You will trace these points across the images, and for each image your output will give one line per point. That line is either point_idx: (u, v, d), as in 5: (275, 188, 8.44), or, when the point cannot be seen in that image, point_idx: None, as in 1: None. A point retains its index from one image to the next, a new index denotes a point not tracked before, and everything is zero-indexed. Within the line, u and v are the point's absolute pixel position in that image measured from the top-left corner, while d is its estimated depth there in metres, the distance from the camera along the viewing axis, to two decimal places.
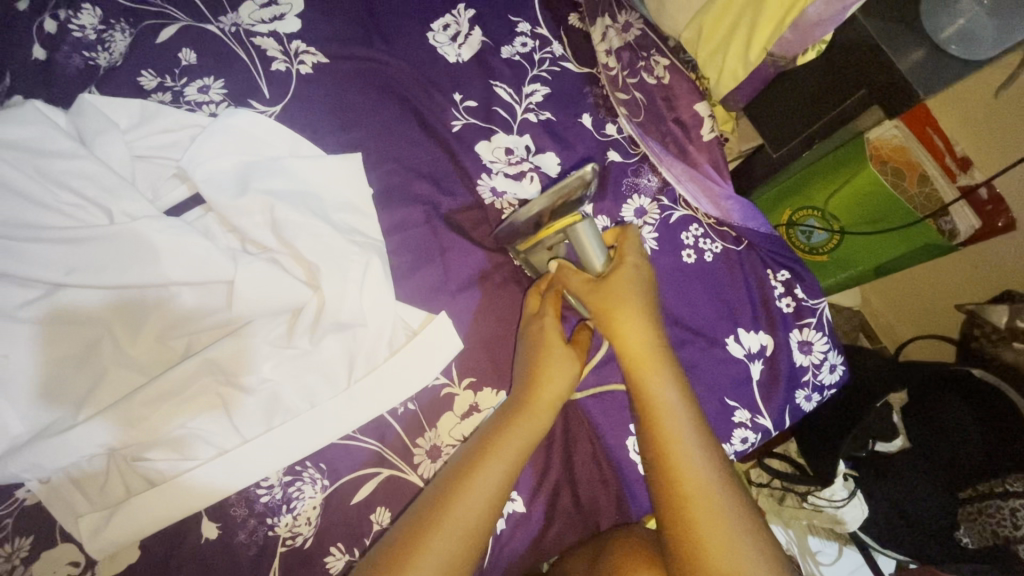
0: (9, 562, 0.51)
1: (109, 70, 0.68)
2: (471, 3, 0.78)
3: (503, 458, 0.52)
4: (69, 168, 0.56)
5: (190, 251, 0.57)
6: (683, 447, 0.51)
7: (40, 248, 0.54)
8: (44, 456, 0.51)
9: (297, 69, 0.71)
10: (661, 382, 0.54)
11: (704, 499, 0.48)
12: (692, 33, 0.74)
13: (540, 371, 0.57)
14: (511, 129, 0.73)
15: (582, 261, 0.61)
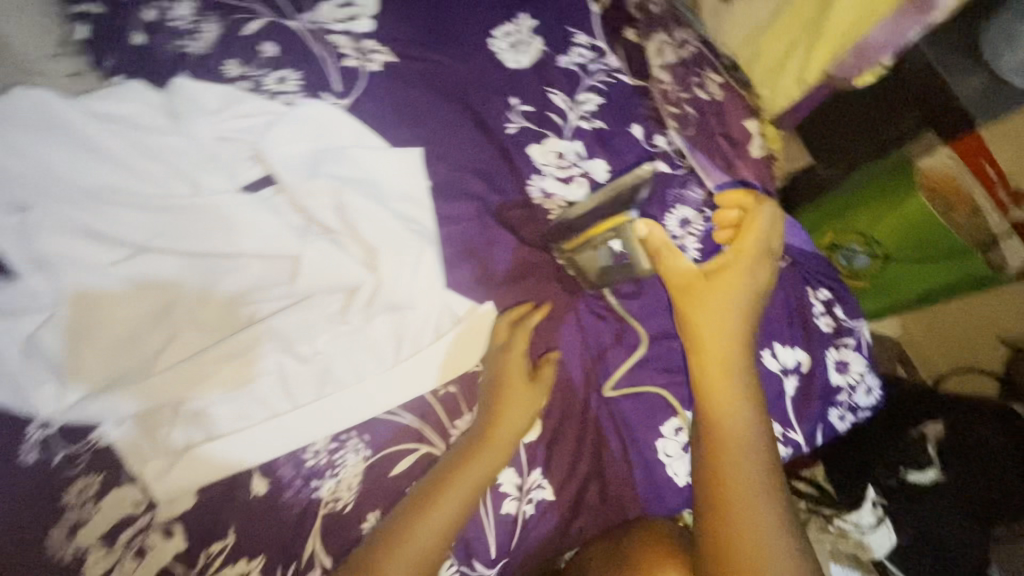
0: (80, 496, 0.56)
1: (200, 58, 0.73)
2: (534, 13, 0.82)
3: (464, 486, 0.57)
4: (164, 143, 0.63)
5: (264, 227, 0.63)
6: (743, 472, 0.55)
7: (135, 214, 0.60)
8: (125, 399, 0.57)
9: (366, 66, 0.76)
10: (731, 407, 0.58)
11: (753, 517, 0.52)
12: (749, 55, 0.83)
13: (500, 407, 0.61)
14: (564, 135, 0.76)
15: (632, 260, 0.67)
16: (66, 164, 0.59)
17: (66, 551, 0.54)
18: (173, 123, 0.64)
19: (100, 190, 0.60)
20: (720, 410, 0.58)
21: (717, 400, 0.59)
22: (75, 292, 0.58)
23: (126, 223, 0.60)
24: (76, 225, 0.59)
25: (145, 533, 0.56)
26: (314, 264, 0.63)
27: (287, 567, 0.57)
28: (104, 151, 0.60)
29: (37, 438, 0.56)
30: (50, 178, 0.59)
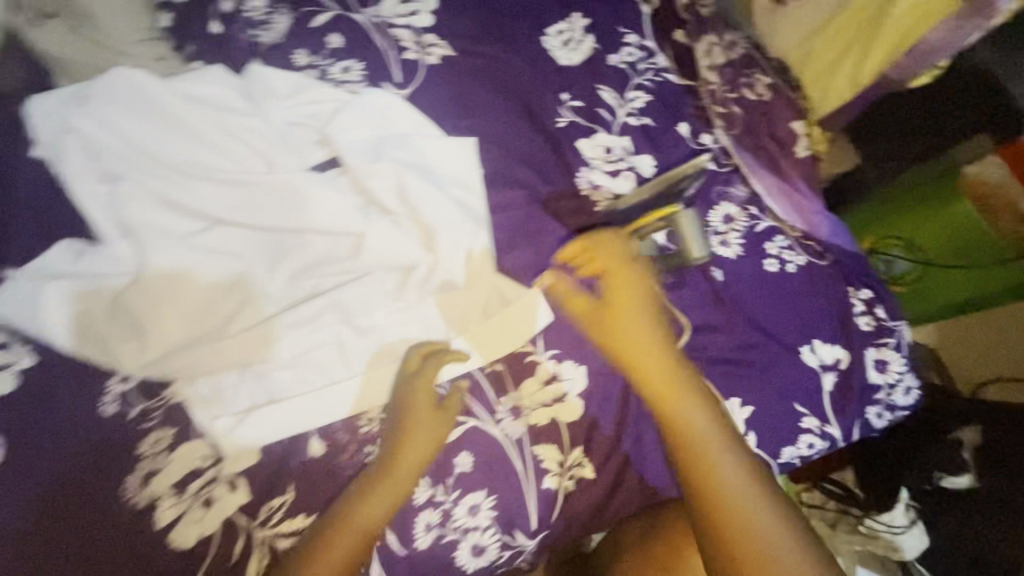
0: (155, 447, 0.60)
1: (272, 47, 0.77)
2: (586, 12, 0.84)
3: (367, 512, 0.57)
4: (245, 126, 0.67)
5: (332, 204, 0.66)
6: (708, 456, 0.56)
7: (213, 188, 0.65)
8: (200, 358, 0.62)
9: (425, 59, 0.79)
10: (678, 400, 0.59)
11: (746, 511, 0.53)
12: (801, 55, 0.86)
13: (402, 439, 0.60)
14: (612, 130, 0.79)
15: (678, 251, 0.70)
16: (156, 141, 0.64)
17: (141, 496, 0.59)
18: (252, 106, 0.69)
19: (185, 166, 0.65)
20: (672, 407, 0.59)
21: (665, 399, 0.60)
22: (159, 257, 0.62)
23: (207, 196, 0.65)
24: (160, 197, 0.63)
25: (213, 484, 0.60)
26: (375, 244, 0.66)
27: None
28: (189, 129, 0.65)
29: (117, 392, 0.61)
30: (142, 153, 0.64)
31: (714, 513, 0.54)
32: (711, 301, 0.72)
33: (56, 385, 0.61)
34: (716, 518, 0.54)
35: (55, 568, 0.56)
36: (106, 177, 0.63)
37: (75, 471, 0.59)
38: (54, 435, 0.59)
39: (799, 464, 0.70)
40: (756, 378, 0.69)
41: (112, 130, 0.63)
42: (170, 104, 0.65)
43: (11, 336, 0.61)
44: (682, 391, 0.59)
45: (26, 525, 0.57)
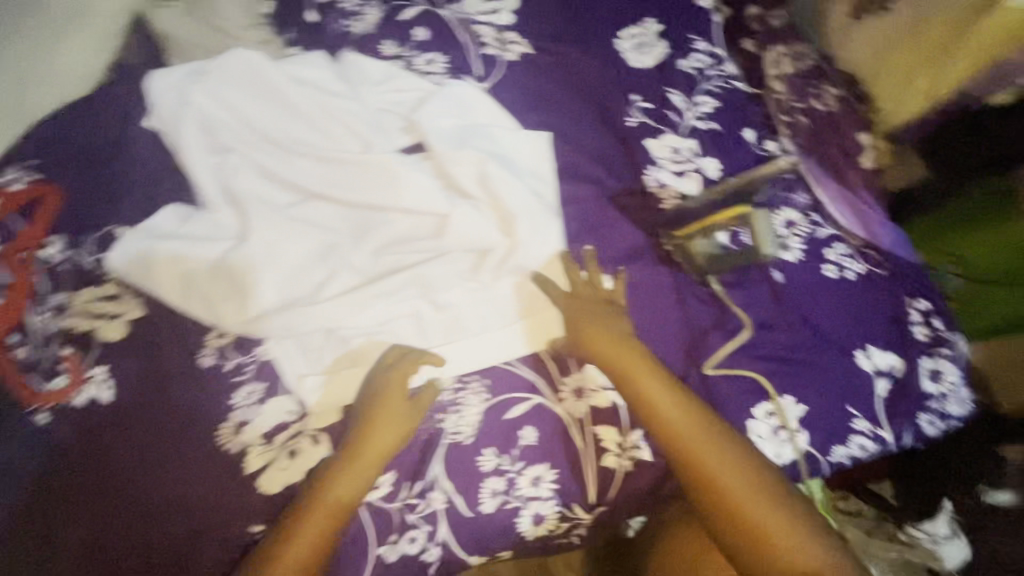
0: (248, 399, 0.65)
1: (362, 37, 0.82)
2: (659, 18, 0.87)
3: (344, 487, 0.60)
4: (344, 107, 0.72)
5: (422, 184, 0.70)
6: (678, 428, 0.62)
7: (311, 164, 0.69)
8: (290, 320, 0.66)
9: (504, 55, 0.84)
10: (643, 378, 0.65)
11: (730, 484, 0.59)
12: (873, 69, 0.89)
13: (372, 422, 0.63)
14: (680, 131, 0.81)
15: (750, 246, 0.74)
16: (264, 118, 0.70)
17: (233, 443, 0.63)
18: (349, 90, 0.74)
19: (288, 142, 0.70)
20: (638, 384, 0.64)
21: (630, 378, 0.65)
22: (260, 223, 0.67)
23: (306, 171, 0.69)
24: (264, 169, 0.69)
25: (297, 437, 0.65)
26: (458, 226, 0.70)
27: (413, 484, 0.64)
28: (293, 109, 0.71)
29: (214, 346, 0.66)
30: (252, 128, 0.69)
31: (711, 490, 0.60)
32: (770, 300, 0.74)
33: (161, 335, 0.66)
34: (714, 495, 0.59)
35: (154, 501, 0.61)
36: (216, 148, 0.69)
37: (173, 414, 0.64)
38: (157, 380, 0.65)
39: (850, 465, 0.71)
40: (811, 378, 0.71)
41: (227, 106, 0.69)
42: (278, 83, 0.71)
43: (124, 287, 0.67)
44: (651, 381, 0.64)
45: (127, 460, 0.62)
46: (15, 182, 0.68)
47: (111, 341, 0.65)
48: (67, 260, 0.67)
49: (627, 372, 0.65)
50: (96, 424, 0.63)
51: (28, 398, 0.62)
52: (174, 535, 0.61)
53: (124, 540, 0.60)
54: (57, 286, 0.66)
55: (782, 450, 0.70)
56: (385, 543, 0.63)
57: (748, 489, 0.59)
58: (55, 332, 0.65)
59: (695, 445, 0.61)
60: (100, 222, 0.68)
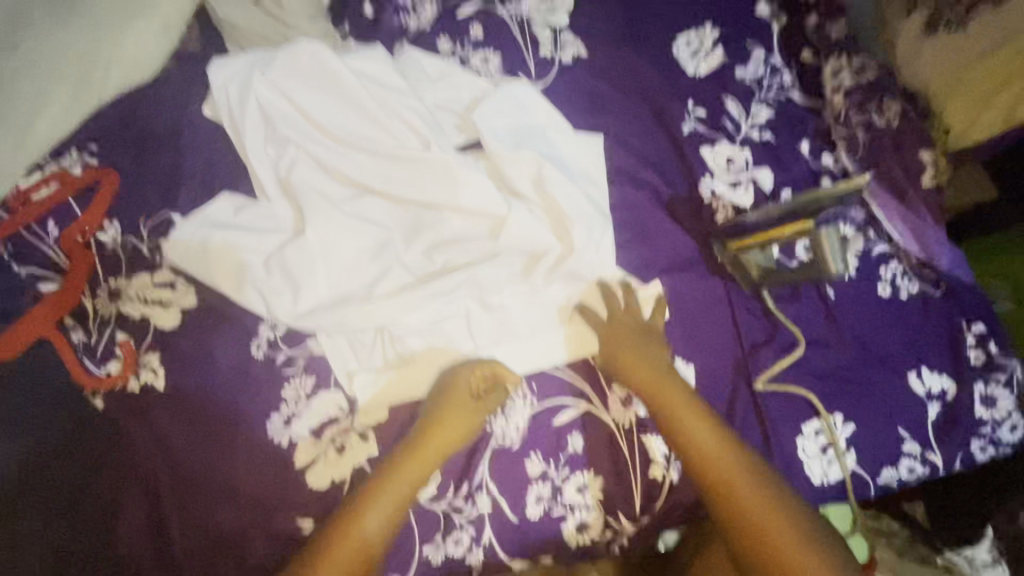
0: (295, 394, 0.65)
1: (418, 33, 0.81)
2: (717, 24, 0.86)
3: (394, 497, 0.59)
4: (404, 103, 0.71)
5: (481, 185, 0.69)
6: (707, 452, 0.61)
7: (371, 160, 0.69)
8: (343, 317, 0.65)
9: (560, 57, 0.83)
10: (672, 397, 0.64)
11: (761, 514, 0.57)
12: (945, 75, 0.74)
13: (435, 425, 0.62)
14: (734, 141, 0.81)
15: (815, 261, 0.68)
16: (324, 112, 0.70)
17: (282, 436, 0.64)
18: (409, 84, 0.72)
19: (347, 138, 0.69)
20: (666, 402, 0.63)
21: (658, 397, 0.64)
22: (317, 218, 0.66)
23: (364, 167, 0.69)
24: (321, 164, 0.68)
25: (345, 433, 0.65)
26: (516, 229, 0.68)
27: (459, 487, 0.64)
28: (355, 102, 0.70)
29: (265, 338, 0.66)
30: (311, 122, 0.69)
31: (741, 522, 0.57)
32: (821, 316, 0.73)
33: (214, 324, 0.66)
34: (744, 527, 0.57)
35: (211, 492, 0.62)
36: (277, 143, 0.69)
37: (225, 404, 0.64)
38: (208, 370, 0.65)
39: (897, 487, 0.71)
40: (862, 398, 0.70)
41: (290, 99, 0.69)
42: (339, 75, 0.69)
43: (178, 274, 0.67)
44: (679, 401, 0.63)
45: (188, 450, 0.62)
46: (74, 167, 0.69)
47: (164, 328, 0.66)
48: (123, 245, 0.67)
49: (655, 390, 0.64)
50: (151, 411, 0.63)
51: (84, 383, 0.63)
52: (226, 525, 0.61)
53: (184, 530, 0.61)
54: (113, 271, 0.67)
55: (828, 468, 0.69)
56: (430, 543, 0.63)
57: (791, 539, 0.55)
58: (110, 318, 0.65)
59: (735, 483, 0.59)
60: (158, 209, 0.69)
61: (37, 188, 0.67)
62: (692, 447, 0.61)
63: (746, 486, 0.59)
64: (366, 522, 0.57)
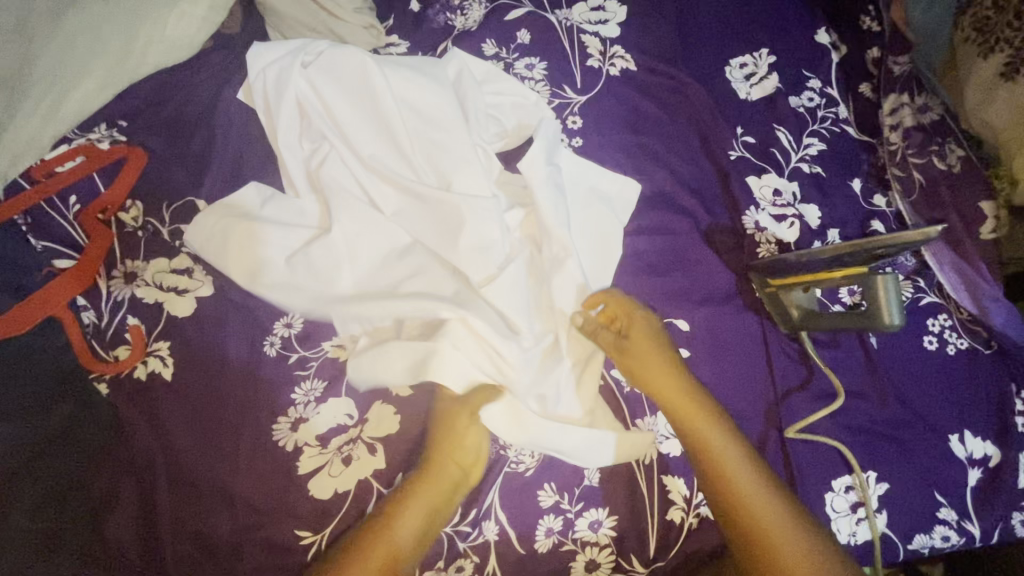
0: (306, 396, 0.63)
1: (464, 32, 0.79)
2: (773, 50, 0.83)
3: (416, 511, 0.55)
4: (436, 135, 0.68)
5: (490, 223, 0.64)
6: (732, 474, 0.57)
7: (400, 168, 0.67)
8: (364, 313, 0.61)
9: (607, 69, 0.80)
10: (695, 414, 0.60)
11: (785, 544, 0.52)
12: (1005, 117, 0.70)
13: (449, 438, 0.58)
14: (782, 172, 0.77)
15: (867, 312, 0.61)
16: (355, 120, 0.67)
17: (288, 440, 0.61)
18: (457, 111, 0.68)
19: (370, 156, 0.66)
20: (690, 419, 0.60)
21: (680, 414, 0.60)
22: (346, 219, 0.64)
23: (383, 186, 0.66)
24: (351, 163, 0.66)
25: (354, 443, 0.62)
26: (506, 285, 0.63)
27: (466, 512, 0.61)
28: (386, 120, 0.67)
29: (281, 336, 0.64)
30: (339, 127, 0.66)
31: (766, 553, 0.53)
32: (862, 366, 0.69)
33: (228, 317, 0.64)
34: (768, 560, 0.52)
35: (207, 495, 0.59)
36: (309, 139, 0.67)
37: (234, 404, 0.61)
38: (219, 363, 0.62)
39: (928, 555, 0.66)
40: (898, 456, 0.66)
41: (324, 97, 0.66)
42: (377, 86, 0.67)
43: (196, 261, 0.65)
44: (703, 417, 0.59)
45: (189, 450, 0.59)
46: (103, 141, 0.67)
47: (178, 315, 0.63)
48: (143, 227, 0.66)
49: (677, 403, 0.61)
50: (157, 407, 0.60)
51: (86, 362, 0.60)
52: (222, 535, 0.58)
53: (175, 531, 0.57)
54: (132, 253, 0.65)
55: (857, 528, 0.65)
56: (431, 569, 0.59)
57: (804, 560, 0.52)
58: (123, 300, 0.63)
59: (758, 512, 0.54)
60: (183, 192, 0.67)
61: (61, 160, 0.65)
62: (716, 467, 0.57)
63: (766, 507, 0.55)
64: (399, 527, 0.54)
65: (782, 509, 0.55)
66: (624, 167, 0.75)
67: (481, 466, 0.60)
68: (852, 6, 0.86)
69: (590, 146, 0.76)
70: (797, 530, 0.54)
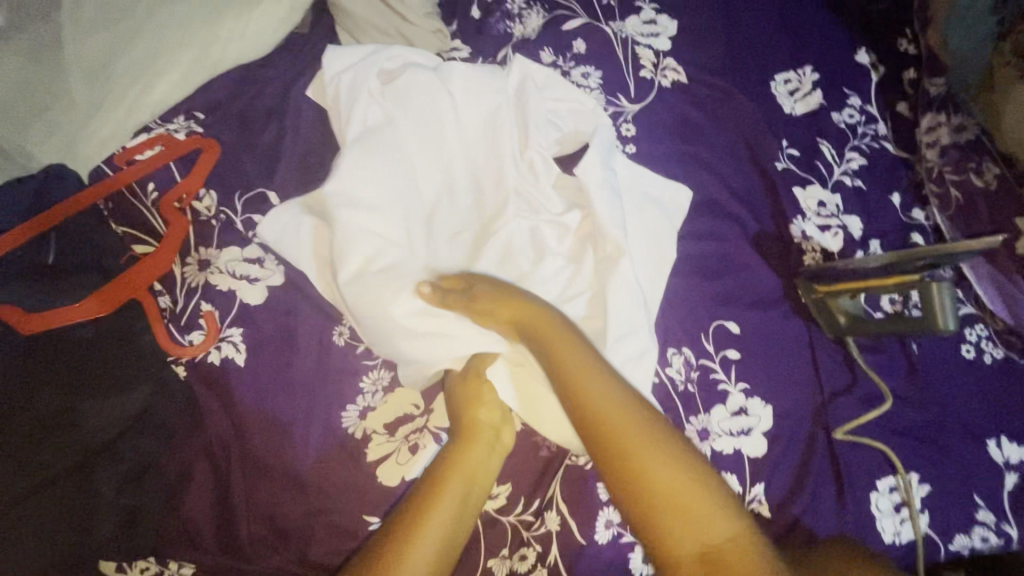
0: (374, 384, 0.64)
1: (523, 40, 0.82)
2: (816, 67, 0.87)
3: (456, 483, 0.57)
4: (496, 139, 0.70)
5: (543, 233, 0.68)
6: (596, 392, 0.52)
7: (457, 169, 0.69)
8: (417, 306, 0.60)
9: (660, 80, 0.83)
10: (563, 336, 0.56)
11: (642, 457, 0.49)
12: None
13: (473, 412, 0.61)
14: (826, 184, 0.80)
15: (921, 317, 0.65)
16: (416, 118, 0.68)
17: (357, 428, 0.63)
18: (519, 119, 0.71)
19: (429, 155, 0.68)
20: (554, 338, 0.56)
21: (550, 336, 0.56)
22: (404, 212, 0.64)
23: (440, 199, 0.68)
24: (408, 159, 0.67)
25: (420, 432, 0.64)
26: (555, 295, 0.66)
27: (529, 501, 0.63)
28: (449, 134, 0.69)
29: (349, 326, 0.66)
30: (401, 138, 0.67)
31: (627, 470, 0.49)
32: (905, 372, 0.72)
33: (298, 306, 0.66)
34: (629, 476, 0.49)
35: (278, 476, 0.60)
36: (368, 140, 0.65)
37: (308, 389, 0.63)
38: (289, 349, 0.64)
39: (967, 555, 0.68)
40: (939, 459, 0.69)
41: (388, 110, 0.68)
42: (441, 102, 0.69)
43: (267, 252, 0.67)
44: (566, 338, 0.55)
45: (261, 434, 0.61)
46: (180, 131, 0.69)
47: (250, 303, 0.65)
48: (217, 216, 0.67)
49: (542, 326, 0.57)
50: (233, 392, 0.62)
51: (164, 347, 0.61)
52: (293, 518, 0.59)
53: (247, 512, 0.59)
54: (205, 242, 0.66)
55: (901, 527, 0.67)
56: (495, 556, 0.61)
57: (665, 474, 0.49)
58: (197, 286, 0.65)
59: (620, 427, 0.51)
60: (254, 183, 0.69)
61: (141, 148, 0.67)
62: (580, 387, 0.52)
63: (626, 420, 0.51)
64: (433, 515, 0.54)
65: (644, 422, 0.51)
66: (676, 174, 0.78)
67: (508, 430, 0.63)
68: (890, 29, 0.91)
69: (643, 153, 0.78)
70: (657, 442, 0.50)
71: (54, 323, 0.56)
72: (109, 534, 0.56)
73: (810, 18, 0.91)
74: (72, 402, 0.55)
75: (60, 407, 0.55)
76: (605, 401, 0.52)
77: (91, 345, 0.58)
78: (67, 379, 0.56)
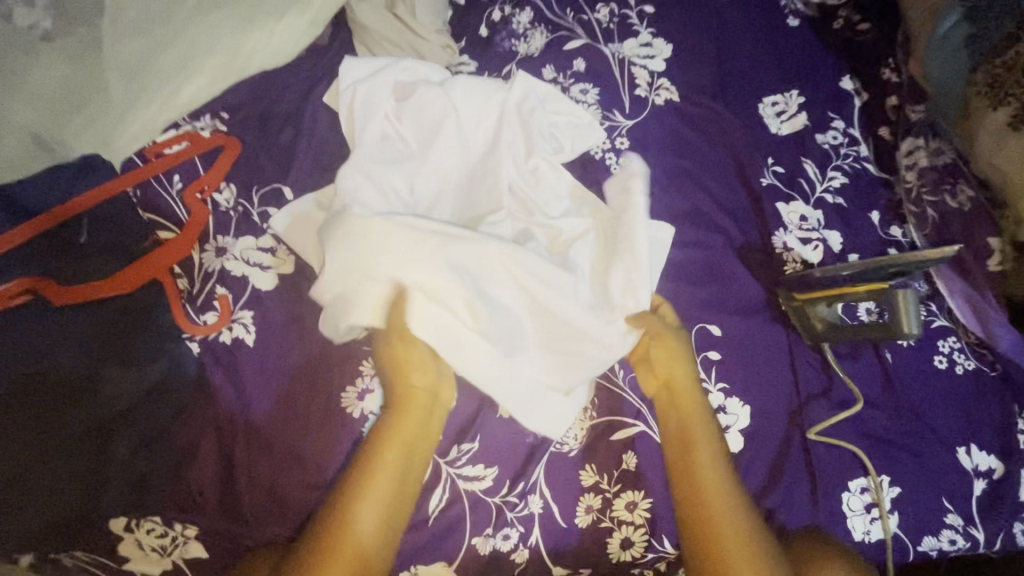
0: (371, 370, 0.68)
1: (526, 57, 0.88)
2: (802, 91, 0.92)
3: (393, 457, 0.58)
4: (496, 145, 0.75)
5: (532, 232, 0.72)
6: (705, 463, 0.61)
7: (454, 174, 0.74)
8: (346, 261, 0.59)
9: (654, 98, 0.88)
10: (691, 410, 0.65)
11: (725, 530, 0.57)
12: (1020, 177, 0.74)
13: (407, 381, 0.61)
14: (808, 200, 0.85)
15: (888, 323, 0.69)
16: (420, 126, 0.74)
17: (355, 408, 0.66)
18: (520, 130, 0.76)
19: (429, 156, 0.72)
20: (683, 410, 0.65)
21: (680, 408, 0.65)
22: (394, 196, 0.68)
23: (440, 202, 0.72)
24: (410, 161, 0.72)
25: None
26: (528, 268, 0.63)
27: (514, 485, 0.66)
28: (453, 144, 0.74)
29: None
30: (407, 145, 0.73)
31: (708, 534, 0.57)
32: (879, 379, 0.76)
33: (305, 293, 0.70)
34: (707, 539, 0.57)
35: (274, 451, 0.64)
36: (378, 148, 0.71)
37: (311, 372, 0.67)
38: (296, 333, 0.69)
39: (936, 557, 0.71)
40: (912, 463, 0.72)
41: (399, 123, 0.74)
42: (447, 113, 0.74)
43: (279, 242, 0.72)
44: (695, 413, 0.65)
45: (265, 410, 0.65)
46: (205, 129, 0.77)
47: (261, 288, 0.70)
48: (235, 208, 0.73)
49: (677, 399, 0.66)
50: (238, 368, 0.66)
51: (182, 325, 0.66)
52: (291, 491, 0.63)
53: (250, 485, 0.63)
54: (223, 231, 0.72)
55: (871, 527, 0.70)
56: (480, 535, 0.64)
57: (741, 552, 0.56)
58: (213, 271, 0.70)
59: (713, 497, 0.59)
60: (270, 179, 0.75)
61: (170, 144, 0.75)
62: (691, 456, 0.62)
63: (717, 492, 0.59)
64: (363, 503, 0.55)
65: (736, 503, 0.59)
66: (666, 186, 0.83)
67: (447, 389, 0.64)
68: (875, 58, 0.96)
69: None
70: (740, 522, 0.58)
71: (83, 295, 0.60)
72: (117, 497, 0.60)
73: (798, 47, 0.96)
74: (98, 370, 0.59)
75: (86, 371, 0.59)
76: (708, 472, 0.61)
77: (112, 321, 0.62)
78: (95, 346, 0.60)
